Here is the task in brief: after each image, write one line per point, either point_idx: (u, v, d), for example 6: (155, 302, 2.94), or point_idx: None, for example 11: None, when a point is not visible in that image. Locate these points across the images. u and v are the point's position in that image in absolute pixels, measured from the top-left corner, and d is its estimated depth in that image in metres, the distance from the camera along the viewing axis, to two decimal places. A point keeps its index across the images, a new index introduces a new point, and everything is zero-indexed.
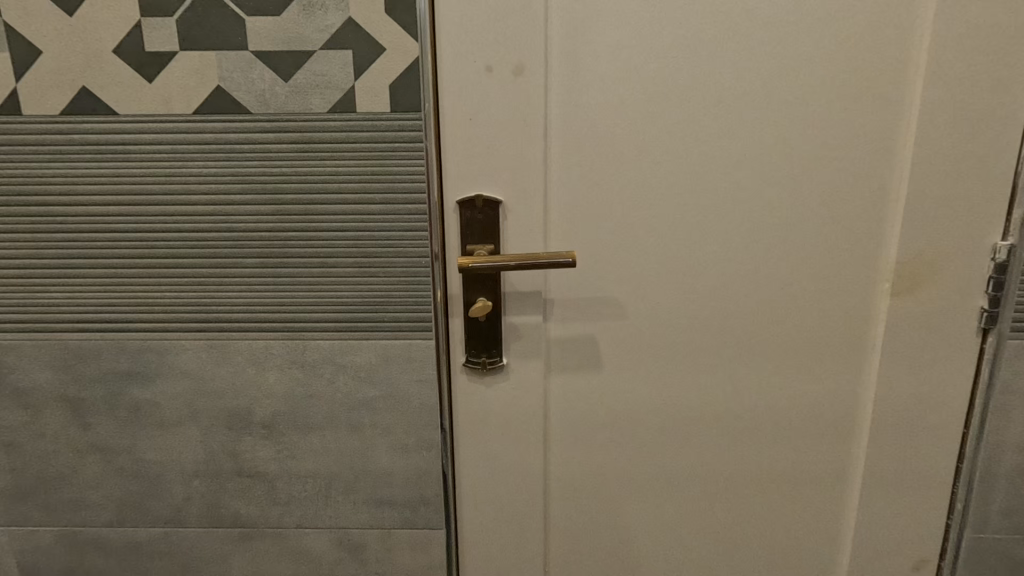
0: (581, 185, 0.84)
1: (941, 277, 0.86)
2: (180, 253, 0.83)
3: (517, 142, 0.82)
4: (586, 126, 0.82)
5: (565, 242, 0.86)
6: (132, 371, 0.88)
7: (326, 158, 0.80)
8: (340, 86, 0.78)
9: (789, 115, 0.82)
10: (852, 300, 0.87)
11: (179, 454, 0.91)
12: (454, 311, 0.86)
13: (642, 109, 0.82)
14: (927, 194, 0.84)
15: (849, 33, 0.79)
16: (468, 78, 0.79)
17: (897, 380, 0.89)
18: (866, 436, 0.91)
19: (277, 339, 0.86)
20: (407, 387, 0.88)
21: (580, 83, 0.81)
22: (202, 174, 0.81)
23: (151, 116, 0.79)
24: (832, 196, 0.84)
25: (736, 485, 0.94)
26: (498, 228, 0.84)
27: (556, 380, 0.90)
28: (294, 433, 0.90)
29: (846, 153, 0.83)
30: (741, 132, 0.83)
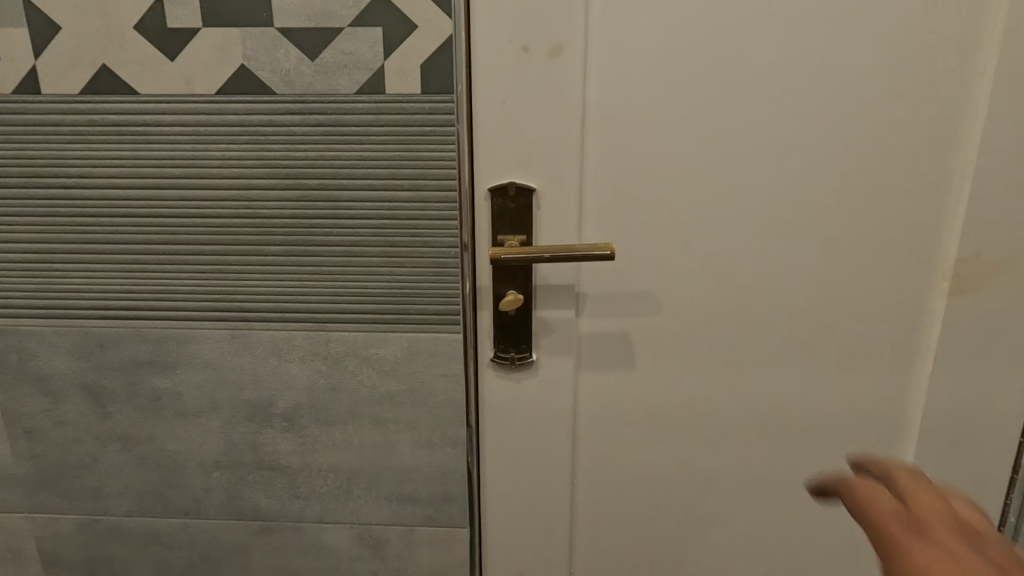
0: (620, 174, 0.80)
1: (1004, 277, 0.80)
2: (202, 239, 0.81)
3: (553, 128, 0.77)
4: (628, 112, 0.78)
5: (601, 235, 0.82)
6: (153, 360, 0.86)
7: (354, 142, 0.77)
8: (369, 66, 0.74)
9: (846, 103, 0.77)
10: (905, 300, 0.82)
11: (199, 445, 0.89)
12: (482, 304, 0.83)
13: (689, 94, 0.77)
14: (992, 189, 0.78)
15: (915, 15, 0.74)
16: (503, 59, 0.75)
17: (948, 385, 0.84)
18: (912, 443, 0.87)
19: (300, 330, 0.84)
20: (434, 381, 0.85)
21: (624, 64, 0.76)
22: (225, 157, 0.78)
23: (174, 97, 0.76)
24: (887, 190, 0.79)
25: (773, 490, 0.90)
26: (531, 218, 0.80)
27: (587, 379, 0.86)
28: (317, 426, 0.88)
29: (906, 143, 0.78)
30: (793, 120, 0.78)
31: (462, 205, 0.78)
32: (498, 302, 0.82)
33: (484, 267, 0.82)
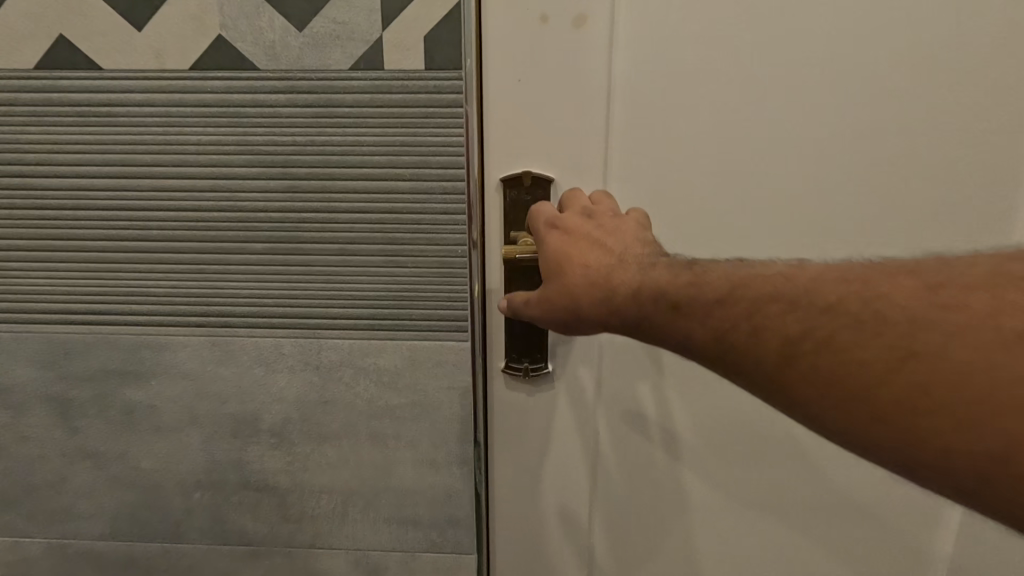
0: (652, 163, 0.69)
1: None
2: (177, 235, 0.72)
3: (576, 109, 0.67)
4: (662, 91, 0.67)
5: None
6: (125, 370, 0.77)
7: (347, 125, 0.68)
8: (365, 37, 0.65)
9: (919, 82, 0.66)
10: None
11: (178, 463, 0.81)
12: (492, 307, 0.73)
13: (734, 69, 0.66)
14: None
15: None
16: (519, 28, 0.64)
17: None
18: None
19: (289, 337, 0.75)
20: (438, 394, 0.77)
21: (658, 35, 0.65)
22: (202, 142, 0.69)
23: (142, 74, 0.67)
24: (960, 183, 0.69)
25: (814, 516, 0.81)
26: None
27: (612, 389, 0.77)
28: (309, 443, 0.79)
29: (989, 130, 0.66)
30: (858, 99, 0.66)
31: (472, 193, 0.68)
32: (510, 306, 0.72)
33: (495, 263, 0.72)
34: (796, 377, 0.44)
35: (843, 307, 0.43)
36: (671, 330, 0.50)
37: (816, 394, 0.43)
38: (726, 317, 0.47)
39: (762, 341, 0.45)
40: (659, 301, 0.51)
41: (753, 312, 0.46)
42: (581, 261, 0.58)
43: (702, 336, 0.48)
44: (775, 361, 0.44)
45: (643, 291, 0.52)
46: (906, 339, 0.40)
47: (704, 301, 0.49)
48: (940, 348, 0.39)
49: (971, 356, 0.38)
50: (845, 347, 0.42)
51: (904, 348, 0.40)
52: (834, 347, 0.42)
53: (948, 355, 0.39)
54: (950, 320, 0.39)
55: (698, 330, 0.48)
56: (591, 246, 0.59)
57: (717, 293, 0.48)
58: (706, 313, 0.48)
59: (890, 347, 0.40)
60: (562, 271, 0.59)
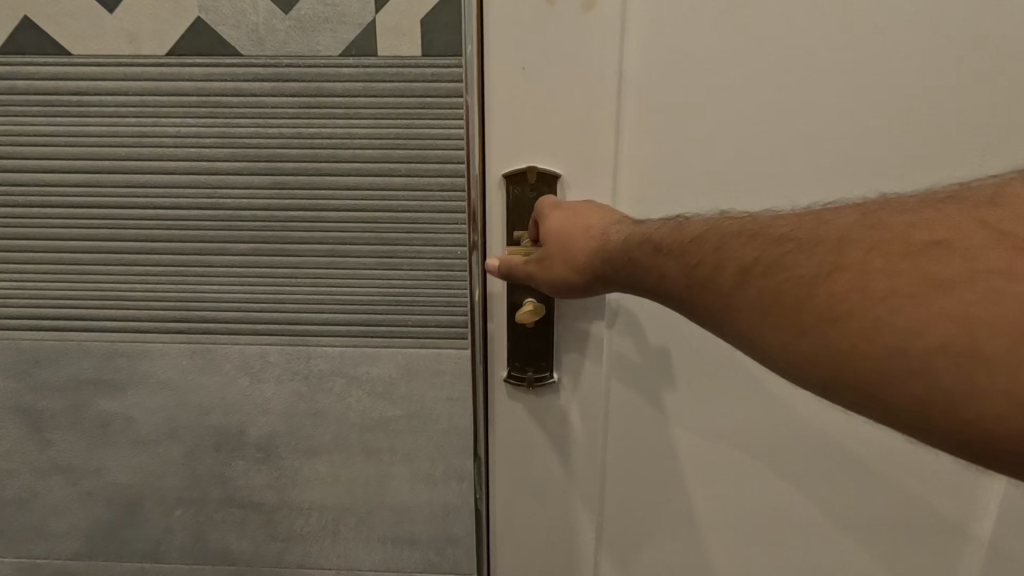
0: (673, 152, 0.59)
1: None
2: (155, 235, 0.66)
3: (584, 93, 0.57)
4: (682, 68, 0.57)
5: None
6: (99, 380, 0.72)
7: (338, 116, 0.62)
8: (357, 21, 0.60)
9: (1006, 53, 0.54)
10: None
11: (157, 479, 0.76)
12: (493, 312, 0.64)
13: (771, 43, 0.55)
14: None
15: None
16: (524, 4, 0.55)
17: None
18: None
19: (276, 344, 0.70)
20: (436, 406, 0.72)
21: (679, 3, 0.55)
22: (179, 134, 0.63)
23: (114, 60, 0.61)
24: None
25: (851, 548, 0.72)
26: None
27: (623, 393, 0.68)
28: (298, 458, 0.74)
29: None
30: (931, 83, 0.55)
31: (472, 190, 0.59)
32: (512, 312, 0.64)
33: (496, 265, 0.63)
34: (737, 300, 0.39)
35: (791, 232, 0.38)
36: (653, 276, 0.46)
37: (752, 315, 0.38)
38: (696, 252, 0.43)
39: (717, 269, 0.40)
40: (647, 247, 0.47)
41: (719, 245, 0.41)
42: (580, 219, 0.55)
43: (672, 273, 0.44)
44: (724, 286, 0.40)
45: (634, 241, 0.49)
46: (835, 254, 0.35)
47: (681, 243, 0.45)
48: (869, 261, 0.34)
49: (898, 272, 0.33)
50: (784, 264, 0.37)
51: (832, 261, 0.35)
52: (774, 266, 0.37)
53: (875, 271, 0.33)
54: (878, 238, 0.34)
55: (673, 268, 0.44)
56: (587, 205, 0.57)
57: (692, 233, 0.45)
58: (683, 251, 0.44)
59: (823, 262, 0.35)
60: (558, 227, 0.55)
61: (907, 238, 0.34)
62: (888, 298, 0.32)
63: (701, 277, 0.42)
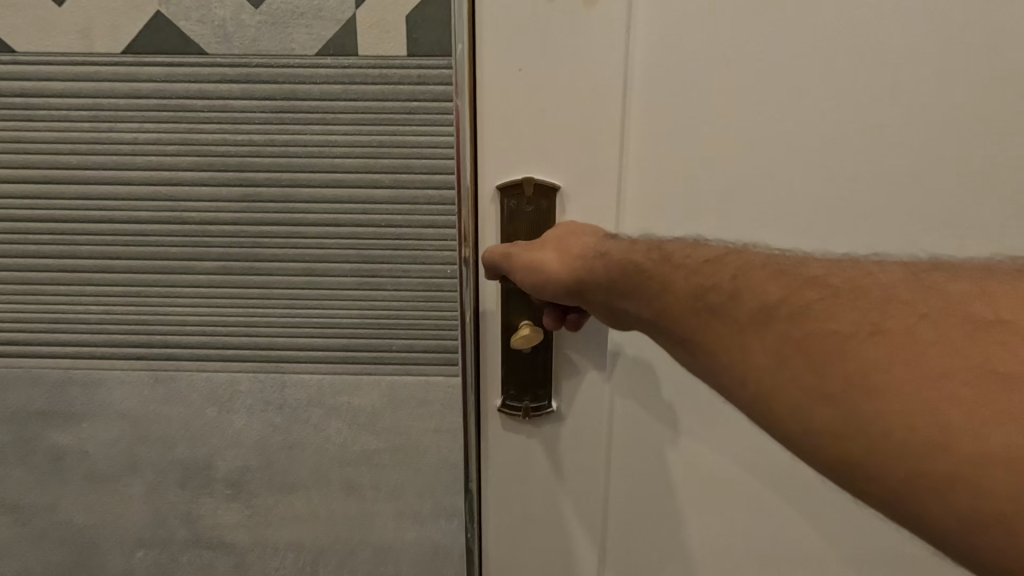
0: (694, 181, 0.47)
1: None
2: (110, 251, 0.60)
3: (583, 108, 0.46)
4: (707, 85, 0.45)
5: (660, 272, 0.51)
6: (51, 410, 0.65)
7: (314, 121, 0.56)
8: (334, 16, 0.54)
9: None
10: None
11: (117, 518, 0.69)
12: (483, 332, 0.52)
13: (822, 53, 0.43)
14: None
15: None
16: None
17: None
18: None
19: (248, 372, 0.64)
20: (423, 437, 0.66)
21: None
22: (137, 139, 0.57)
23: (64, 57, 0.55)
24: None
25: None
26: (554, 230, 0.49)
27: (634, 420, 0.55)
28: (271, 494, 0.68)
29: None
30: None
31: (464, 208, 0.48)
32: (506, 335, 0.53)
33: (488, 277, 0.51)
34: (752, 344, 0.30)
35: (824, 278, 0.30)
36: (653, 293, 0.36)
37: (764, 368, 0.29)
38: (713, 273, 0.33)
39: (733, 301, 0.31)
40: (654, 254, 0.37)
41: (740, 272, 0.32)
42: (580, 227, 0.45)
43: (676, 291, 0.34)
44: (739, 323, 0.31)
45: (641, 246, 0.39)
46: (870, 311, 0.27)
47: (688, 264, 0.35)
48: (915, 329, 0.25)
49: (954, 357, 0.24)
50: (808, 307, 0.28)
51: (871, 320, 0.26)
52: (798, 310, 0.29)
53: (926, 351, 0.25)
54: (926, 302, 0.26)
55: (682, 283, 0.34)
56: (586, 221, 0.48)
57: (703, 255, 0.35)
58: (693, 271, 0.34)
59: (862, 317, 0.27)
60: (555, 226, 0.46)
61: (960, 307, 0.26)
62: (926, 378, 0.24)
63: (711, 303, 0.32)
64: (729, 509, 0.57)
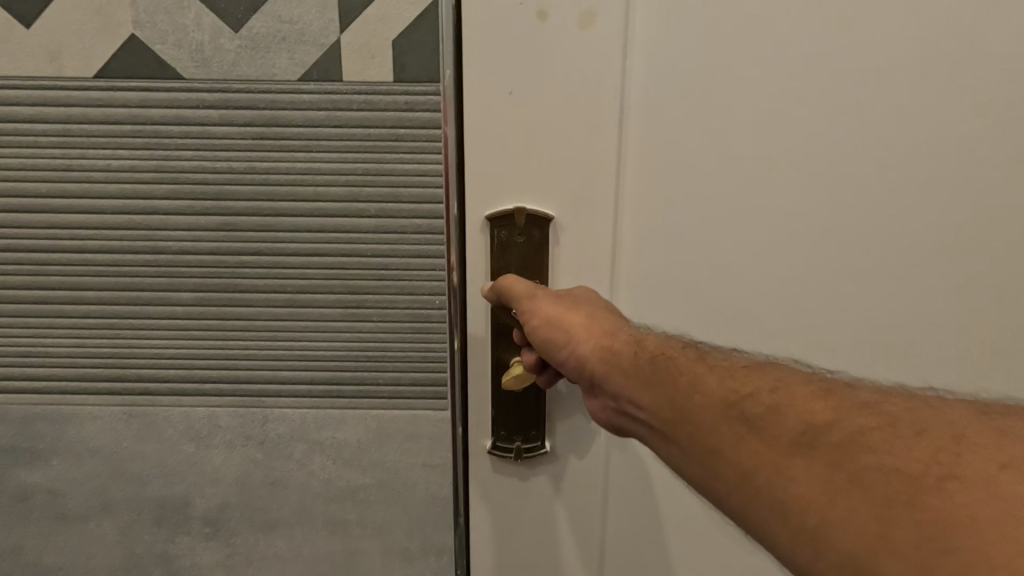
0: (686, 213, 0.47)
1: None
2: (82, 282, 0.57)
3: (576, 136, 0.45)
4: None
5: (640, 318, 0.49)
6: (19, 447, 0.62)
7: (298, 148, 0.54)
8: (317, 41, 0.52)
9: None
10: None
11: (88, 559, 0.65)
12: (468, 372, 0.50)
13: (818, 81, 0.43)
14: None
15: None
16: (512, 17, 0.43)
17: None
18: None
19: (227, 407, 0.61)
20: (411, 472, 0.63)
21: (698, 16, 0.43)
22: (110, 166, 0.54)
23: (34, 81, 0.53)
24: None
25: None
26: (546, 259, 0.48)
27: (631, 467, 0.52)
28: (252, 533, 0.65)
29: None
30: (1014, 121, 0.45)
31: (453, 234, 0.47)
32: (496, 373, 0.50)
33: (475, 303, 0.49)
34: (795, 466, 0.30)
35: (886, 404, 0.31)
36: (677, 391, 0.36)
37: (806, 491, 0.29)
38: (749, 379, 0.34)
39: (773, 416, 0.32)
40: (686, 351, 0.38)
41: (781, 382, 0.33)
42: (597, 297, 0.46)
43: (707, 397, 0.35)
44: (781, 443, 0.31)
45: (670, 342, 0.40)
46: (936, 453, 0.28)
47: (725, 368, 0.36)
48: (986, 484, 0.26)
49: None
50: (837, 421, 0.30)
51: (938, 464, 0.27)
52: (849, 438, 0.29)
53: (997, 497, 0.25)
54: (997, 443, 0.28)
55: (714, 388, 0.35)
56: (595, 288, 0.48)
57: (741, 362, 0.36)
58: (728, 376, 0.35)
59: (926, 458, 0.28)
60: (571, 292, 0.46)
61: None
62: (970, 525, 0.25)
63: (745, 413, 0.33)
64: (731, 556, 0.54)
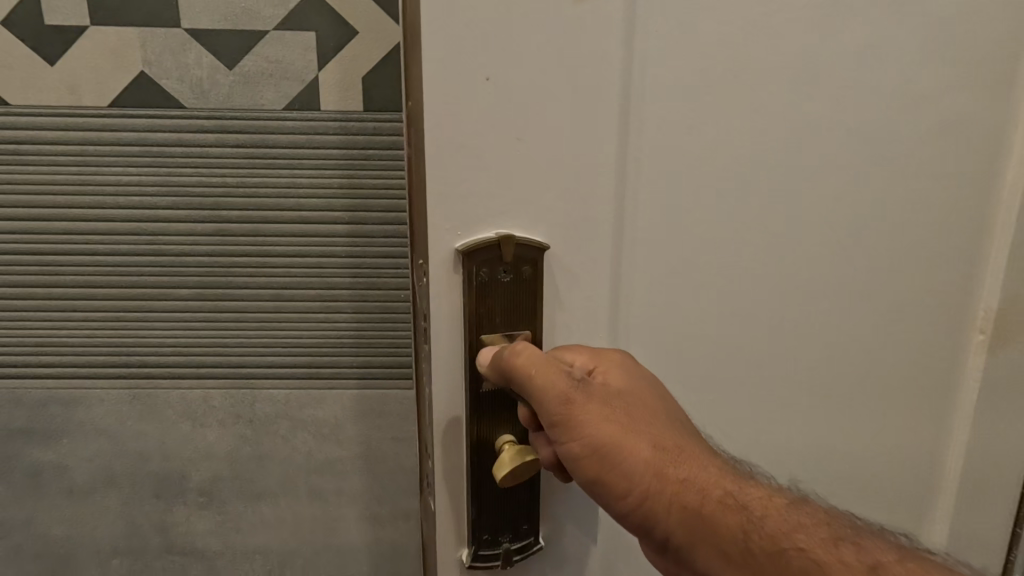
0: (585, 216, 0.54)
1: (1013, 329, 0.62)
2: (94, 280, 0.66)
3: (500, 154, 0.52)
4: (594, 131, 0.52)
5: (576, 328, 0.57)
6: (33, 428, 0.70)
7: (282, 166, 0.64)
8: (300, 77, 0.62)
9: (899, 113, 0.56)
10: (934, 351, 0.63)
11: (94, 528, 0.73)
12: (444, 465, 0.58)
13: (720, 88, 0.53)
14: None
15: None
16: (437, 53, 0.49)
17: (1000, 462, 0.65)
18: (989, 542, 0.68)
19: (219, 389, 0.70)
20: (382, 446, 0.73)
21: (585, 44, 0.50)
22: (121, 182, 0.64)
23: (55, 110, 0.62)
24: (971, 229, 0.60)
25: None
26: (531, 295, 0.55)
27: None
28: (242, 502, 0.74)
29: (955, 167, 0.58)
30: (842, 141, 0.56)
31: (436, 276, 0.53)
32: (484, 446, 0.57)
33: (453, 381, 0.56)
34: None
35: None
36: None
37: None
38: None
39: None
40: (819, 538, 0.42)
41: None
42: (646, 413, 0.49)
43: None
44: None
45: (797, 528, 0.42)
46: None
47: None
48: None
49: None
50: None
51: None
52: None
53: None
54: None
55: None
56: (643, 379, 0.51)
57: None
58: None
59: None
60: (618, 407, 0.49)
61: None
62: None
63: None
64: None
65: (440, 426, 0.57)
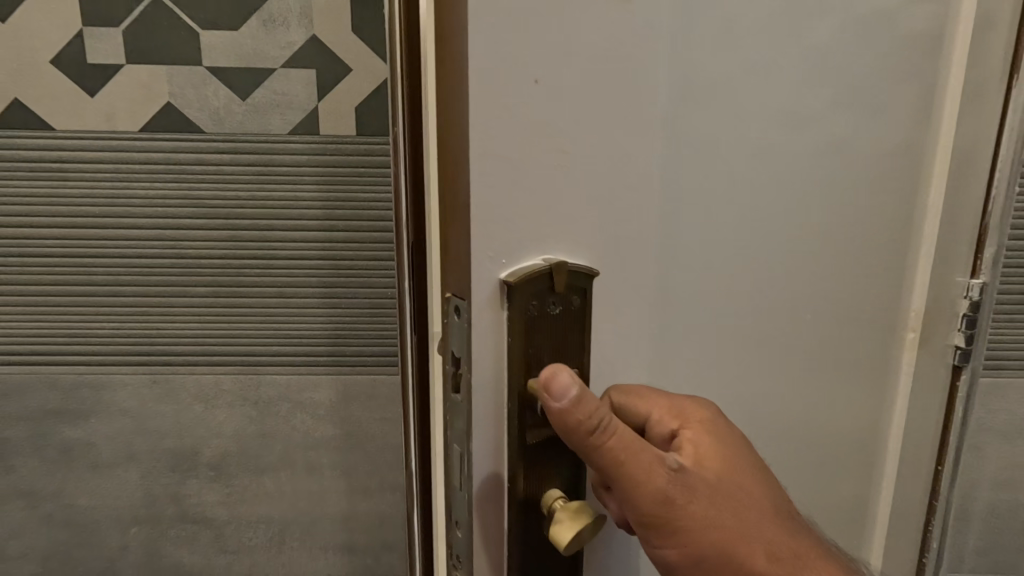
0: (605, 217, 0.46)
1: (931, 326, 0.69)
2: (122, 280, 0.77)
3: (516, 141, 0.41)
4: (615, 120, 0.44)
5: (610, 350, 0.48)
6: (65, 409, 0.80)
7: (287, 181, 0.75)
8: (303, 106, 0.73)
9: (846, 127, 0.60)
10: (872, 346, 0.67)
11: (115, 499, 0.83)
12: (482, 545, 0.47)
13: (708, 99, 0.53)
14: (949, 232, 0.67)
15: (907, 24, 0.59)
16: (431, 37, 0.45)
17: (920, 445, 0.72)
18: (912, 518, 0.75)
19: (229, 375, 0.80)
20: (371, 425, 0.83)
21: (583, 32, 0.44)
22: (148, 197, 0.75)
23: (93, 134, 0.73)
24: (900, 235, 0.65)
25: None
26: (581, 327, 0.46)
27: None
28: (247, 475, 0.83)
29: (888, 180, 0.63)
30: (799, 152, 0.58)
31: (475, 313, 0.43)
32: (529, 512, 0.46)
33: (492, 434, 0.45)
34: None
35: None
36: None
37: None
38: None
39: None
40: None
41: None
42: (749, 504, 0.48)
43: None
44: None
45: None
46: None
47: None
48: None
49: None
50: None
51: None
52: None
53: None
54: None
55: None
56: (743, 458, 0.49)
57: None
58: None
59: None
60: (720, 497, 0.47)
61: None
62: None
63: None
64: None
65: (475, 497, 0.46)
